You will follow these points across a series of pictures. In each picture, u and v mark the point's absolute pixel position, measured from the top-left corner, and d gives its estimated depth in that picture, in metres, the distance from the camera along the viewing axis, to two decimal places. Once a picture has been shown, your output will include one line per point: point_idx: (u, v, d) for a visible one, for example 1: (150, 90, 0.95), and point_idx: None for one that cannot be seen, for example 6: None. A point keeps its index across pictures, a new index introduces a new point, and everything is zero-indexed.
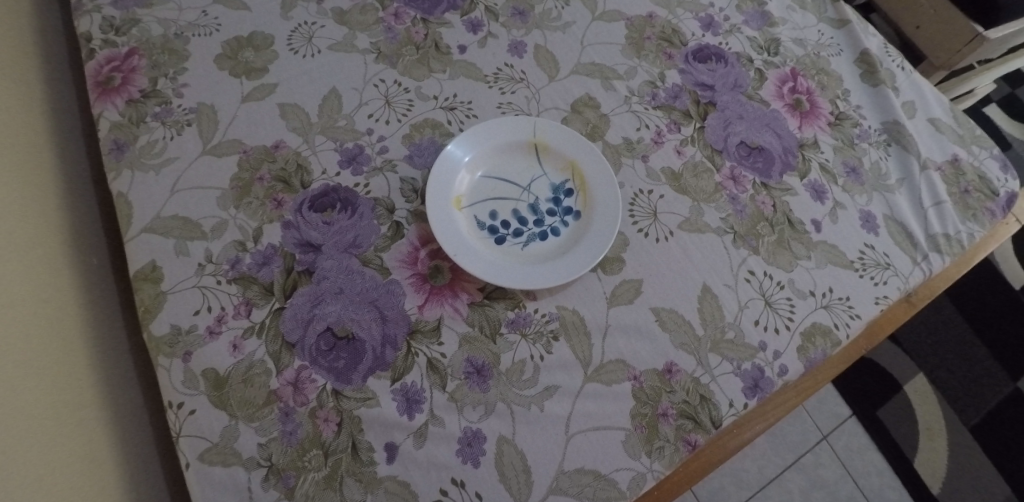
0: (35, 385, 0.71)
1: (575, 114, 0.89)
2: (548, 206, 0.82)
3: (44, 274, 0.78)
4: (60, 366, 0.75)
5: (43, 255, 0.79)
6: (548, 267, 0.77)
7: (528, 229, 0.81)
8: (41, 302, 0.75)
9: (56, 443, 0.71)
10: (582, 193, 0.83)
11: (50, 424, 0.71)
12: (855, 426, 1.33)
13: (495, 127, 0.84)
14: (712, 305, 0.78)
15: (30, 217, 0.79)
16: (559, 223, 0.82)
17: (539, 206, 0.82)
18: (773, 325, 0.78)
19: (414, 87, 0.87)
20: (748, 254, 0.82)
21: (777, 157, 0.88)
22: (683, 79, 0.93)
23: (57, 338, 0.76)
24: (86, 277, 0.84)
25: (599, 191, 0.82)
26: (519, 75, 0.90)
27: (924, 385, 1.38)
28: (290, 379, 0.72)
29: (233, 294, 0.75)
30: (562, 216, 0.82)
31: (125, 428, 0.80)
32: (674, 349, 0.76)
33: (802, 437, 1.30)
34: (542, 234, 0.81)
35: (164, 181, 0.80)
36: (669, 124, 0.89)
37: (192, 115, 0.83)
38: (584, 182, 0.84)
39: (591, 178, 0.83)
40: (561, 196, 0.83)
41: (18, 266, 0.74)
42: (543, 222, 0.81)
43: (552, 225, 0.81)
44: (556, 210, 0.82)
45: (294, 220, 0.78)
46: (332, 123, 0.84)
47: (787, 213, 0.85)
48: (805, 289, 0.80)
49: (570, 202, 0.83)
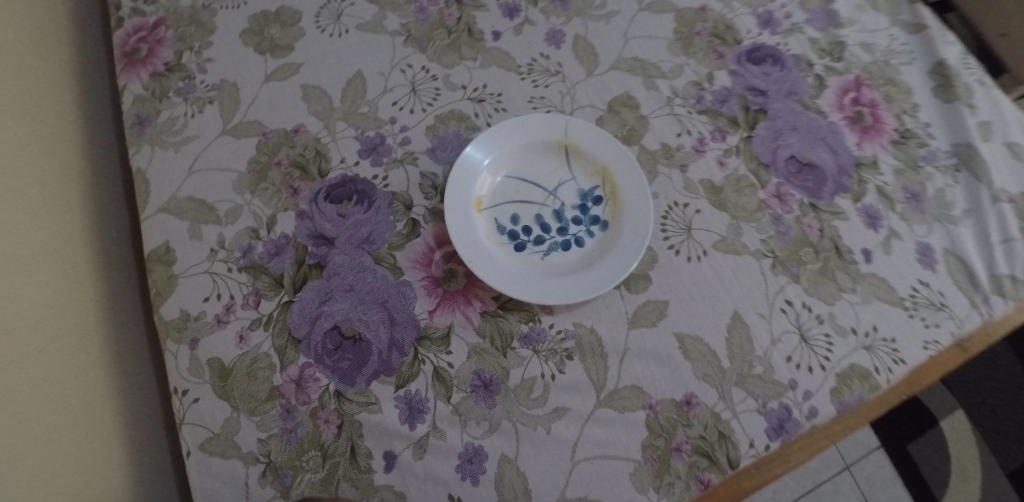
0: (42, 354, 0.70)
1: (612, 114, 0.83)
2: (574, 214, 0.78)
3: (61, 248, 0.77)
4: (72, 342, 0.75)
5: (62, 228, 0.78)
6: (566, 281, 0.73)
7: (550, 237, 0.76)
8: (56, 269, 0.75)
9: (61, 421, 0.70)
10: (612, 202, 0.78)
11: (58, 401, 0.71)
12: (881, 459, 1.24)
13: (524, 125, 0.79)
14: (741, 336, 0.73)
15: (52, 183, 0.79)
16: (584, 232, 0.77)
17: (564, 213, 0.78)
18: (807, 363, 0.73)
19: (443, 75, 0.83)
20: (786, 282, 0.76)
21: (829, 176, 0.81)
22: (733, 82, 0.85)
23: (72, 313, 0.76)
24: (105, 251, 0.82)
25: (630, 200, 0.77)
26: (555, 67, 0.85)
27: (962, 422, 1.26)
28: (293, 376, 0.70)
29: (243, 283, 0.73)
30: (588, 225, 0.77)
31: (134, 407, 0.79)
32: (695, 379, 0.71)
33: (823, 465, 1.22)
34: (564, 243, 0.76)
35: (182, 160, 0.78)
36: (713, 131, 0.83)
37: (214, 92, 0.81)
38: (615, 190, 0.78)
39: (623, 186, 0.78)
40: (589, 203, 0.78)
41: (33, 231, 0.74)
42: (566, 231, 0.77)
43: (576, 234, 0.77)
44: (582, 218, 0.77)
45: (309, 210, 0.75)
46: (355, 109, 0.80)
47: (834, 239, 0.78)
48: (846, 326, 0.75)
49: (598, 211, 0.78)
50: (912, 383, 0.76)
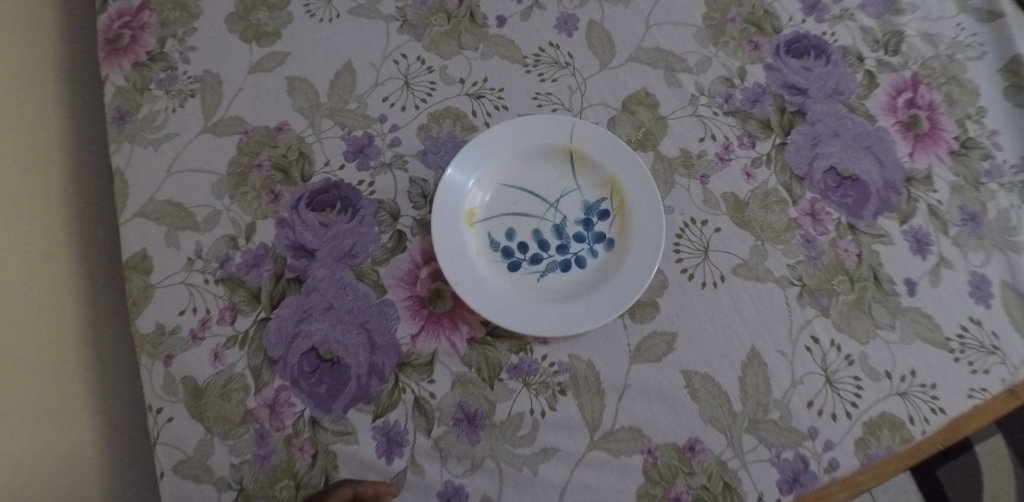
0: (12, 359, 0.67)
1: (626, 114, 0.74)
2: (576, 230, 0.70)
3: (37, 250, 0.71)
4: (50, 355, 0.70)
5: (40, 228, 0.72)
6: (562, 308, 0.66)
7: (548, 256, 0.69)
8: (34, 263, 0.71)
9: (26, 439, 0.66)
10: (620, 218, 0.70)
11: (26, 418, 0.66)
12: (906, 483, 1.09)
13: (524, 127, 0.71)
14: (757, 376, 0.65)
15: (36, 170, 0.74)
16: (587, 252, 0.69)
17: (565, 228, 0.70)
18: (831, 409, 0.65)
19: (439, 66, 0.75)
20: (814, 315, 0.67)
21: (873, 192, 0.71)
22: (768, 78, 0.75)
23: (47, 322, 0.70)
24: (88, 248, 0.76)
25: (640, 217, 0.69)
26: (565, 59, 0.76)
27: (1000, 448, 1.12)
28: (267, 400, 0.66)
29: (219, 296, 0.68)
30: (592, 243, 0.70)
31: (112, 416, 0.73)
32: (701, 423, 0.64)
33: None
34: (564, 263, 0.69)
35: (161, 159, 0.72)
36: (741, 136, 0.73)
37: (196, 84, 0.75)
38: (623, 204, 0.70)
39: (633, 200, 0.70)
40: (594, 218, 0.70)
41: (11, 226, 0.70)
42: (567, 250, 0.69)
43: (577, 253, 0.69)
44: (585, 235, 0.70)
45: (289, 218, 0.70)
46: (342, 105, 0.73)
47: (873, 267, 0.69)
48: (879, 369, 0.66)
49: (604, 227, 0.70)
50: (946, 434, 0.65)
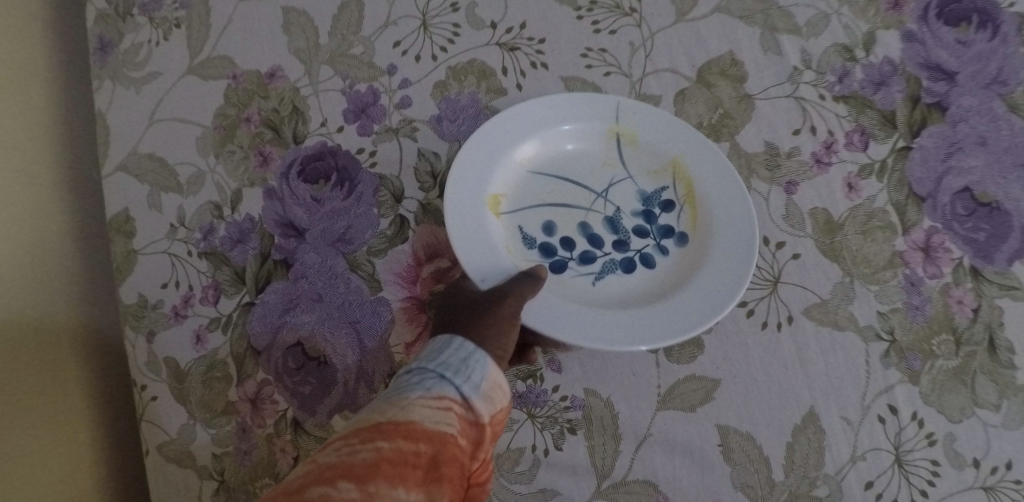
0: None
1: (700, 88, 0.57)
2: (635, 222, 0.55)
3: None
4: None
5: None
6: (632, 315, 0.50)
7: (602, 255, 0.54)
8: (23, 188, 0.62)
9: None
10: (690, 210, 0.55)
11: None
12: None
13: (554, 99, 0.57)
14: (810, 444, 0.54)
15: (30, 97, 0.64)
16: (654, 248, 0.55)
17: (621, 221, 0.55)
18: (893, 496, 0.53)
19: (467, 4, 0.60)
20: (898, 380, 0.54)
21: (1016, 228, 0.54)
22: (903, 53, 0.56)
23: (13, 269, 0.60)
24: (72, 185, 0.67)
25: (719, 213, 0.54)
26: (630, 3, 0.59)
27: None
28: (249, 393, 0.59)
29: (202, 272, 0.60)
30: (658, 238, 0.55)
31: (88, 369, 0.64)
32: (730, 489, 0.54)
33: None
34: (625, 262, 0.54)
35: (143, 104, 0.62)
36: (851, 133, 0.56)
37: (182, 12, 0.63)
38: (693, 194, 0.55)
39: (707, 191, 0.55)
40: (656, 210, 0.56)
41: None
42: (624, 246, 0.55)
43: (641, 250, 0.55)
44: (648, 228, 0.55)
45: (279, 189, 0.60)
46: (345, 49, 0.60)
47: (991, 328, 0.54)
48: (966, 455, 0.53)
49: (670, 221, 0.55)
50: None
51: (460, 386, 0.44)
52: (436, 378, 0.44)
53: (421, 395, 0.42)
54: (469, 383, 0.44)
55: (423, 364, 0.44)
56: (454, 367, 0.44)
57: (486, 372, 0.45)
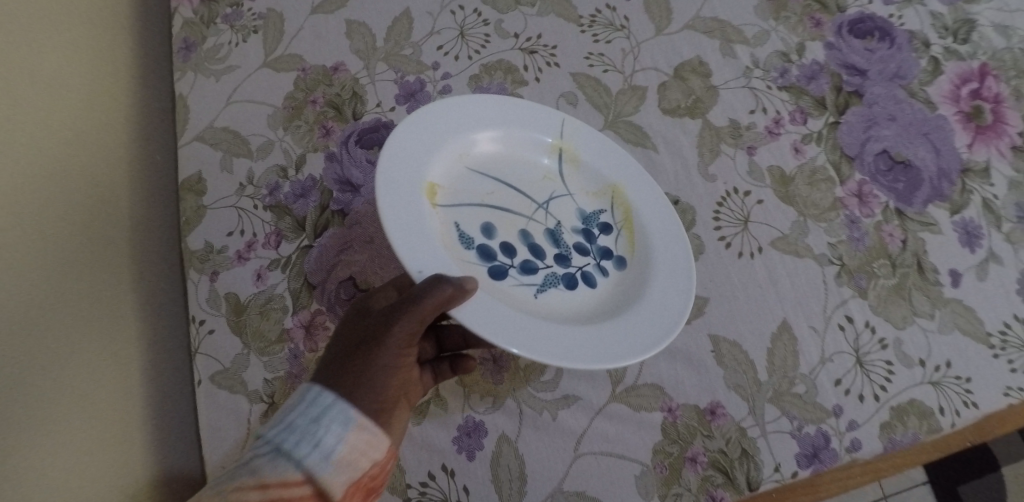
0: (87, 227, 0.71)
1: (677, 81, 0.74)
2: (575, 239, 0.65)
3: (28, 171, 0.67)
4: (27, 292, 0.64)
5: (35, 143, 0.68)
6: (582, 334, 0.57)
7: (544, 268, 0.63)
8: (114, 156, 0.75)
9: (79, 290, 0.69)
10: (626, 234, 0.67)
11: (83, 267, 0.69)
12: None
13: (490, 108, 0.67)
14: (786, 349, 0.65)
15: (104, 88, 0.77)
16: (594, 269, 0.64)
17: (562, 235, 0.65)
18: (858, 390, 0.64)
19: (495, 20, 0.76)
20: (850, 296, 0.66)
21: (925, 179, 0.70)
22: (827, 57, 0.74)
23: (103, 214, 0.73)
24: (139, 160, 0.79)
25: (658, 234, 0.65)
26: (621, 21, 0.76)
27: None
28: (303, 322, 0.68)
29: (266, 221, 0.71)
30: (598, 258, 0.65)
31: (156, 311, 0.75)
32: (724, 388, 0.65)
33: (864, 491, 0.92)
34: (567, 279, 0.63)
35: (222, 89, 0.75)
36: (793, 112, 0.72)
37: (259, 21, 0.77)
38: (629, 218, 0.67)
39: (641, 213, 0.67)
40: (595, 230, 0.66)
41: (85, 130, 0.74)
42: (565, 262, 0.64)
43: (581, 269, 0.64)
44: (591, 249, 0.65)
45: (338, 153, 0.72)
46: (397, 51, 0.75)
47: (917, 254, 0.67)
48: (912, 356, 0.65)
49: (607, 244, 0.66)
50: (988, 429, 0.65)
51: (303, 459, 0.51)
52: (274, 453, 0.51)
53: (251, 479, 0.51)
54: (311, 453, 0.51)
55: (266, 438, 0.52)
56: (296, 437, 0.52)
57: (337, 433, 0.52)
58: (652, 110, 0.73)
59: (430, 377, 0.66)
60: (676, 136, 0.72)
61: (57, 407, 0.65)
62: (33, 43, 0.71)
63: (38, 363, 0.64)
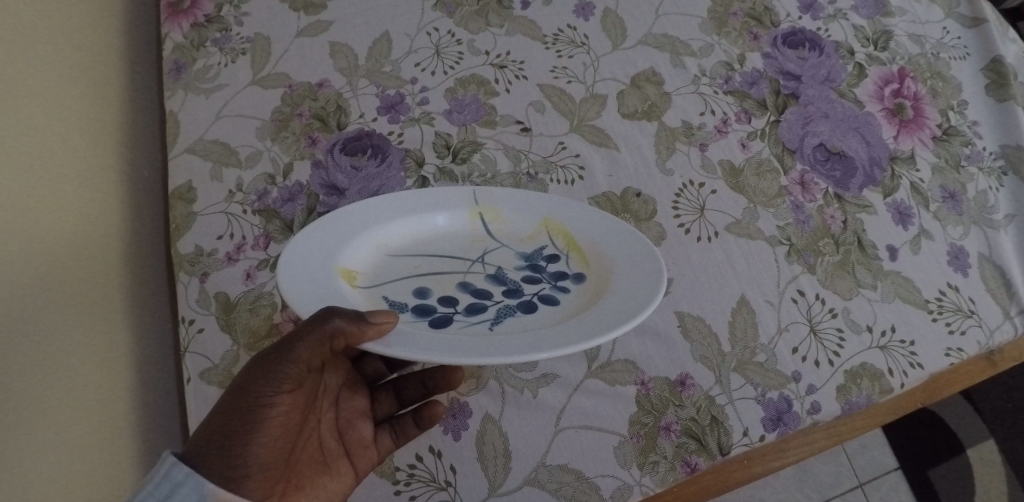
0: (79, 231, 0.72)
1: (634, 89, 0.81)
2: (523, 275, 0.64)
3: (32, 174, 0.68)
4: (33, 292, 0.66)
5: (37, 147, 0.70)
6: (553, 332, 0.54)
7: (493, 304, 0.61)
8: (101, 169, 0.78)
9: (77, 288, 0.70)
10: (576, 255, 0.66)
11: (78, 267, 0.71)
12: (898, 482, 1.16)
13: (392, 199, 0.67)
14: (745, 320, 0.70)
15: (93, 105, 0.80)
16: (552, 290, 0.63)
17: (506, 275, 0.64)
18: (814, 356, 0.69)
19: (467, 40, 0.84)
20: (800, 272, 0.72)
21: (859, 167, 0.78)
22: (765, 64, 0.83)
23: (92, 218, 0.75)
24: (126, 174, 0.81)
25: (608, 241, 0.65)
26: (581, 39, 0.84)
27: (988, 454, 1.19)
28: (293, 316, 0.70)
29: (255, 225, 0.73)
30: (554, 282, 0.64)
31: (140, 318, 0.77)
32: (692, 360, 0.68)
33: (835, 480, 1.14)
34: (523, 304, 0.61)
35: (212, 105, 0.80)
36: (738, 113, 0.80)
37: (247, 44, 0.83)
38: (572, 242, 0.67)
39: (582, 235, 0.66)
40: (542, 262, 0.66)
41: (76, 142, 0.76)
42: (517, 294, 0.62)
43: (537, 293, 0.62)
44: (541, 276, 0.64)
45: (324, 160, 0.77)
46: (378, 68, 0.82)
47: (858, 233, 0.75)
48: (861, 323, 0.71)
49: (560, 268, 0.65)
50: (928, 392, 0.73)
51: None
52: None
53: None
54: None
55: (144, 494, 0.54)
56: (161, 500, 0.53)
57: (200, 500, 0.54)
58: (613, 114, 0.80)
59: (389, 440, 0.66)
60: (636, 137, 0.79)
61: (58, 403, 0.65)
62: (37, 57, 0.73)
63: (40, 358, 0.65)
